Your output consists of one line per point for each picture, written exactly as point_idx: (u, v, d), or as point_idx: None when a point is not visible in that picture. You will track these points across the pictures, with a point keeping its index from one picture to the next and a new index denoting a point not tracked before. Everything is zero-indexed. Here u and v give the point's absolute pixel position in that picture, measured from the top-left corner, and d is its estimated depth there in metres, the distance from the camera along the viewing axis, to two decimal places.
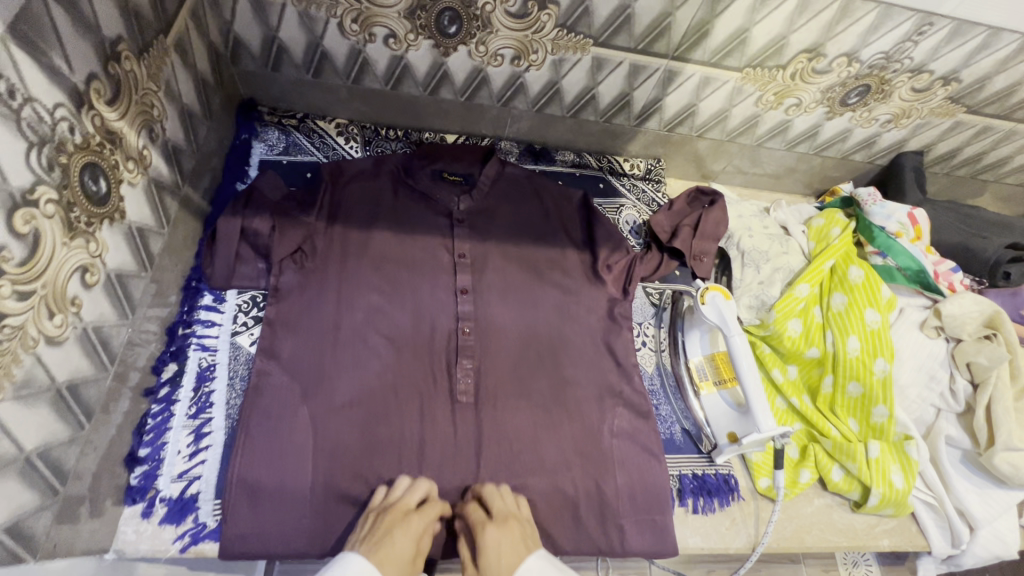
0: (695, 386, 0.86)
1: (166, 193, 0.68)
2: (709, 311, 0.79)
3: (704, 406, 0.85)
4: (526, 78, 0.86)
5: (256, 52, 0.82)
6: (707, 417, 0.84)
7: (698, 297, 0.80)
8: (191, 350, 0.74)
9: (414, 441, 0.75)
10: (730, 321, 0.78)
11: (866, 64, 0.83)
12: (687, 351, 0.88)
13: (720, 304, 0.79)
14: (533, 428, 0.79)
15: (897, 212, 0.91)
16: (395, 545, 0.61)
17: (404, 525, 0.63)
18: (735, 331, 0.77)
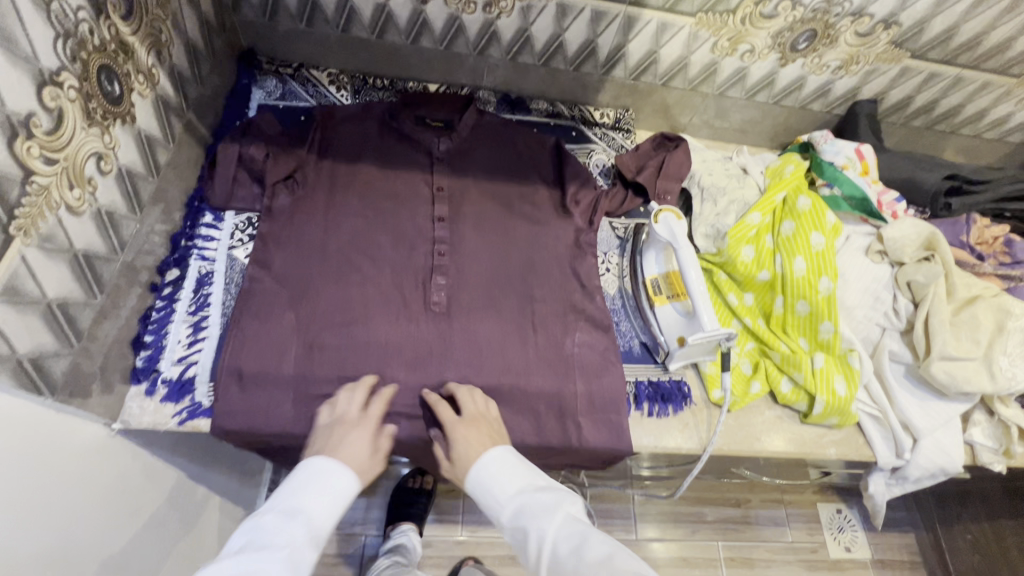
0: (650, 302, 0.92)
1: (172, 114, 0.77)
2: (660, 228, 0.87)
3: (659, 321, 0.91)
4: (498, 26, 0.95)
5: (255, 2, 0.92)
6: (661, 329, 0.90)
7: (652, 217, 0.88)
8: (192, 259, 0.82)
9: (390, 343, 0.82)
10: (679, 236, 0.85)
11: (808, 7, 0.91)
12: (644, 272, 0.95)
13: (670, 222, 0.86)
14: (499, 336, 0.86)
15: (846, 148, 0.98)
16: (349, 445, 0.70)
17: (348, 429, 0.72)
18: (684, 244, 0.85)
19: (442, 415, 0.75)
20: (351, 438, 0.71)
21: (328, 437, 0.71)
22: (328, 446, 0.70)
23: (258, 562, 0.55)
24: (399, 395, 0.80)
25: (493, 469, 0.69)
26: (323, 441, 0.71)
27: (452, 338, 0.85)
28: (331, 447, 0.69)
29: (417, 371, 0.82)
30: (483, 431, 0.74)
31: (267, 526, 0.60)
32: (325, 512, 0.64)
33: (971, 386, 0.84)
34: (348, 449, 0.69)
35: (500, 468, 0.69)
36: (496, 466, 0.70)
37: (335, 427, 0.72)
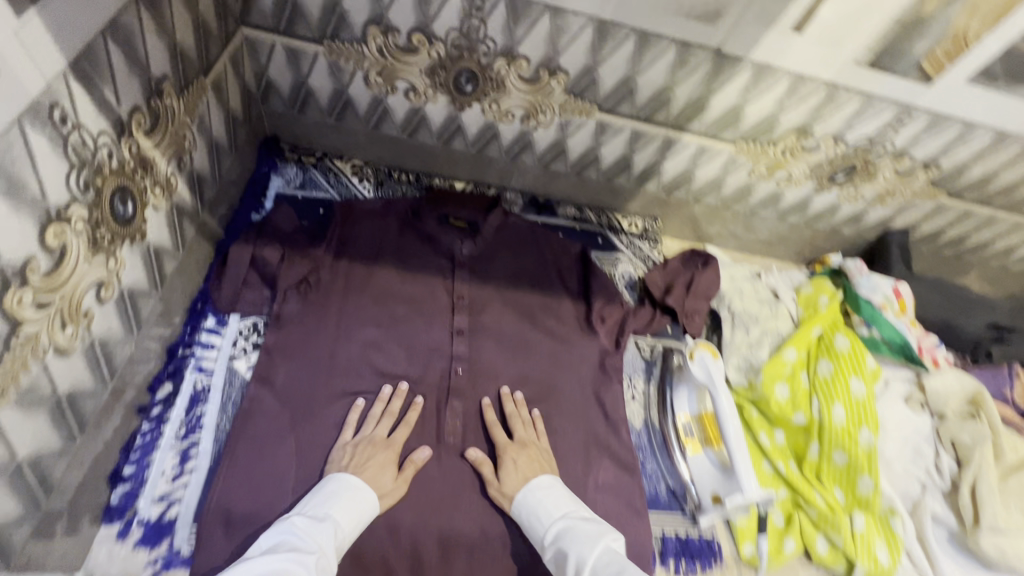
0: (681, 443, 0.87)
1: (185, 219, 0.71)
2: (697, 371, 0.82)
3: (691, 466, 0.86)
4: (534, 136, 0.92)
5: (285, 95, 0.88)
6: (693, 476, 0.85)
7: (687, 354, 0.83)
8: (188, 371, 0.75)
9: None
10: (717, 382, 0.81)
11: (851, 145, 0.89)
12: (676, 407, 0.90)
13: (708, 364, 0.82)
14: None
15: (883, 285, 0.94)
16: (373, 468, 0.71)
17: (373, 456, 0.72)
18: (722, 393, 0.81)
19: (495, 435, 0.79)
20: (378, 465, 0.71)
21: (355, 454, 0.72)
22: (355, 464, 0.71)
23: (288, 563, 0.56)
24: (403, 545, 0.72)
25: (541, 496, 0.72)
26: (350, 456, 0.72)
27: (466, 475, 0.77)
28: (360, 465, 0.71)
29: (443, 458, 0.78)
30: (529, 462, 0.76)
31: (300, 530, 0.61)
32: (353, 522, 0.65)
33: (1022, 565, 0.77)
34: (372, 475, 0.70)
35: (546, 500, 0.71)
36: (547, 496, 0.72)
37: (361, 444, 0.73)
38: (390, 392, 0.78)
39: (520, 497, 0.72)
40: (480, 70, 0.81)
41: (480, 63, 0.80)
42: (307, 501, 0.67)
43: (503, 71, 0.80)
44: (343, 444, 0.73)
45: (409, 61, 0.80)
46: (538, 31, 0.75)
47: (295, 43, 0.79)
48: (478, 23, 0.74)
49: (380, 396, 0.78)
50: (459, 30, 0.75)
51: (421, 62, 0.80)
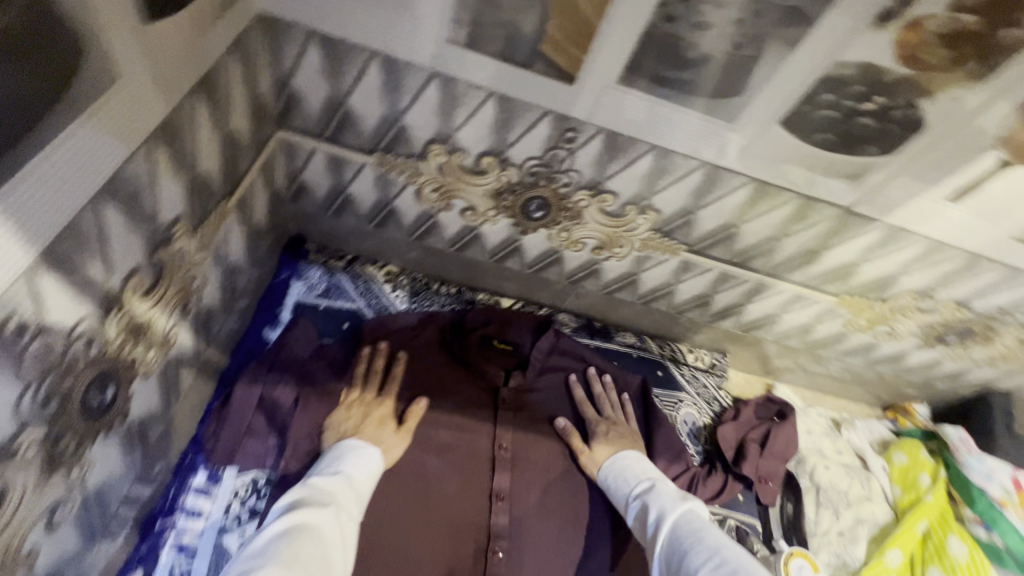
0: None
1: (184, 368, 0.57)
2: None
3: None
4: (604, 265, 0.79)
5: (319, 199, 0.75)
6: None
7: (780, 562, 0.69)
8: (165, 550, 0.60)
9: None
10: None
11: (976, 312, 0.76)
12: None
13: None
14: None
15: (999, 472, 0.80)
16: (368, 431, 0.67)
17: (375, 413, 0.69)
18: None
19: (586, 410, 0.81)
20: (377, 424, 0.68)
21: (352, 418, 0.68)
22: (352, 428, 0.67)
23: (311, 510, 0.50)
24: None
25: (627, 462, 0.73)
26: (348, 422, 0.68)
27: None
28: (359, 429, 0.66)
29: (447, 433, 0.76)
30: (613, 441, 0.78)
31: (316, 485, 0.55)
32: (366, 475, 0.60)
33: None
34: (377, 433, 0.67)
35: (637, 469, 0.72)
36: (638, 466, 0.73)
37: (359, 405, 0.70)
38: (369, 352, 0.75)
39: (609, 463, 0.74)
40: (555, 199, 0.68)
41: (557, 192, 0.67)
42: (312, 470, 0.61)
43: (583, 203, 0.67)
44: (335, 406, 0.69)
45: (473, 182, 0.67)
46: (635, 170, 0.62)
47: (341, 151, 0.66)
48: (565, 154, 0.61)
49: (359, 357, 0.74)
50: (540, 159, 0.62)
51: (487, 185, 0.67)
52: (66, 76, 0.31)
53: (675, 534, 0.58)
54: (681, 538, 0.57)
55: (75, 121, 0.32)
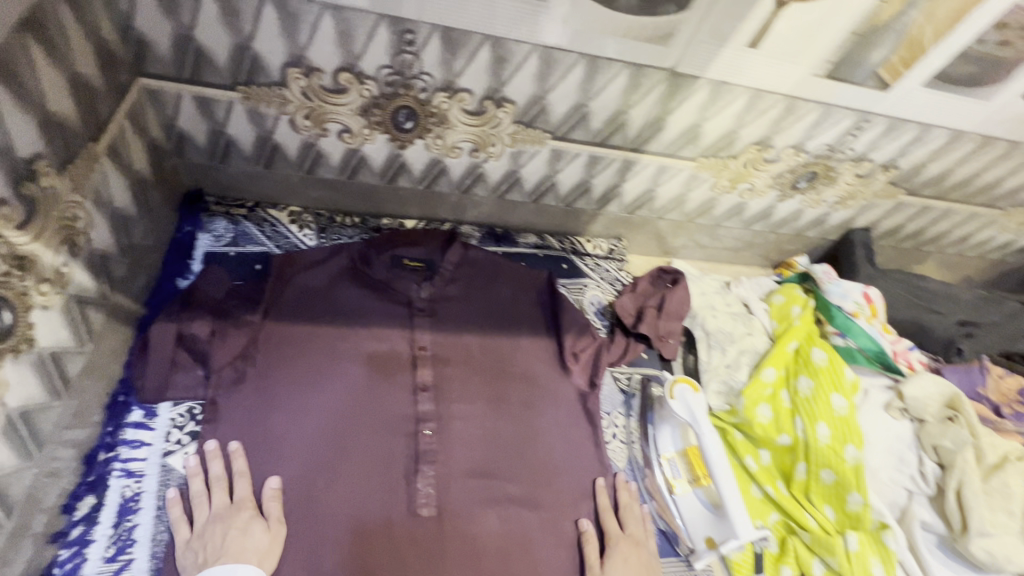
0: (670, 485, 0.85)
1: (89, 308, 0.62)
2: (678, 405, 0.81)
3: (680, 507, 0.84)
4: (486, 168, 0.85)
5: (202, 146, 0.78)
6: (681, 514, 0.83)
7: (667, 390, 0.82)
8: (113, 478, 0.66)
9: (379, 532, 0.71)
10: (698, 417, 0.79)
11: (812, 154, 0.87)
12: (659, 445, 0.88)
13: (687, 397, 0.81)
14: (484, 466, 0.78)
15: (853, 291, 0.94)
16: (241, 542, 0.64)
17: (235, 520, 0.65)
18: (703, 425, 0.78)
19: (607, 522, 0.78)
20: (240, 529, 0.65)
21: (214, 538, 0.64)
22: (219, 548, 0.63)
23: None
24: None
25: None
26: (208, 549, 0.64)
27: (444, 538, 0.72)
28: (220, 552, 0.63)
29: (321, 448, 0.73)
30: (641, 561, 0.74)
31: None
32: None
33: (1011, 565, 0.78)
34: (243, 546, 0.64)
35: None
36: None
37: (214, 522, 0.65)
38: (214, 452, 0.69)
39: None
40: (419, 106, 0.73)
41: (418, 99, 0.72)
42: None
43: (444, 105, 0.73)
44: (184, 542, 0.64)
45: (339, 102, 0.72)
46: (479, 63, 0.68)
47: (206, 91, 0.69)
48: (412, 57, 0.66)
49: (221, 453, 0.69)
50: (391, 67, 0.67)
51: (353, 102, 0.72)
52: None
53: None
54: None
55: None
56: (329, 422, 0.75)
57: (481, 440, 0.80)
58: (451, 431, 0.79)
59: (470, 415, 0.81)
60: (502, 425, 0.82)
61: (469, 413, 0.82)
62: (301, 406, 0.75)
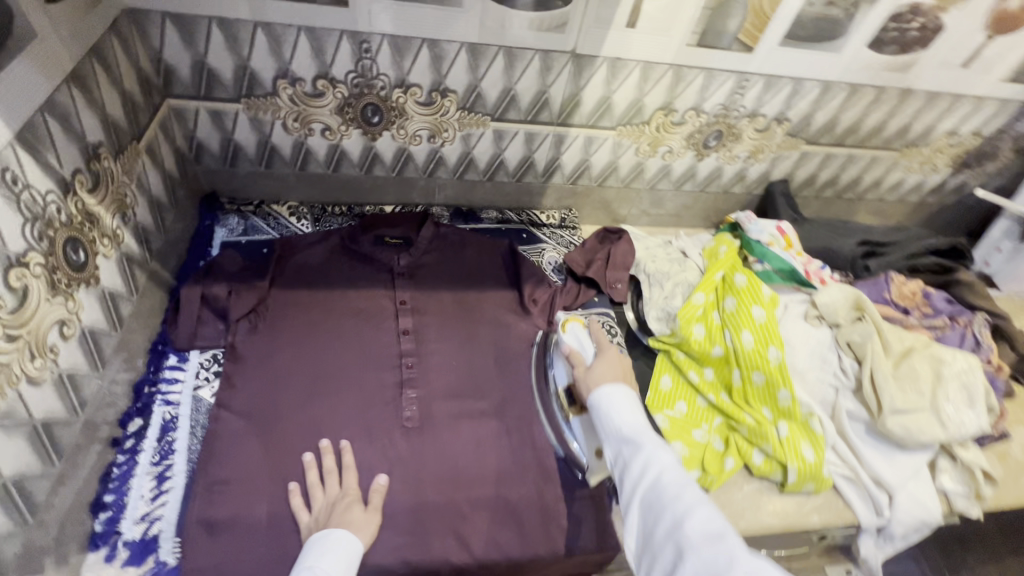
0: (565, 413, 0.88)
1: (136, 267, 0.80)
2: (570, 338, 0.93)
3: (576, 431, 0.87)
4: (443, 152, 1.05)
5: (216, 152, 0.98)
6: (575, 436, 0.87)
7: (561, 326, 0.94)
8: (156, 405, 0.82)
9: (409, 469, 0.83)
10: (585, 343, 0.91)
11: (711, 113, 1.05)
12: (556, 378, 0.92)
13: (577, 329, 0.93)
14: (482, 411, 0.91)
15: (768, 226, 1.09)
16: (347, 516, 0.74)
17: (341, 503, 0.76)
18: (590, 349, 0.89)
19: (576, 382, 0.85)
20: (345, 509, 0.75)
21: (320, 516, 0.74)
22: (323, 522, 0.73)
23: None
24: (390, 525, 0.79)
25: (608, 409, 0.77)
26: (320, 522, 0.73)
27: (427, 452, 0.85)
28: (332, 519, 0.74)
29: (338, 393, 0.88)
30: (622, 365, 0.84)
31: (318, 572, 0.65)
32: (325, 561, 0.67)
33: (925, 436, 0.89)
34: (348, 517, 0.74)
35: (623, 397, 0.78)
36: (617, 392, 0.78)
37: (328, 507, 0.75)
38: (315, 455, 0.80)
39: (609, 386, 0.79)
40: (381, 102, 0.94)
41: (380, 96, 0.93)
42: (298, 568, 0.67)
43: (401, 99, 0.93)
44: (305, 526, 0.74)
45: (319, 104, 0.92)
46: (422, 61, 0.88)
47: (218, 105, 0.90)
48: (370, 62, 0.87)
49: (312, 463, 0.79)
50: (356, 71, 0.88)
51: (330, 104, 0.92)
52: (34, 54, 0.57)
53: (650, 484, 0.68)
54: (651, 499, 0.67)
55: (44, 79, 0.59)
56: (338, 366, 0.91)
57: (456, 374, 0.94)
58: (427, 362, 0.95)
59: (448, 354, 0.96)
60: (473, 357, 0.97)
61: (446, 350, 0.97)
62: (325, 366, 0.91)
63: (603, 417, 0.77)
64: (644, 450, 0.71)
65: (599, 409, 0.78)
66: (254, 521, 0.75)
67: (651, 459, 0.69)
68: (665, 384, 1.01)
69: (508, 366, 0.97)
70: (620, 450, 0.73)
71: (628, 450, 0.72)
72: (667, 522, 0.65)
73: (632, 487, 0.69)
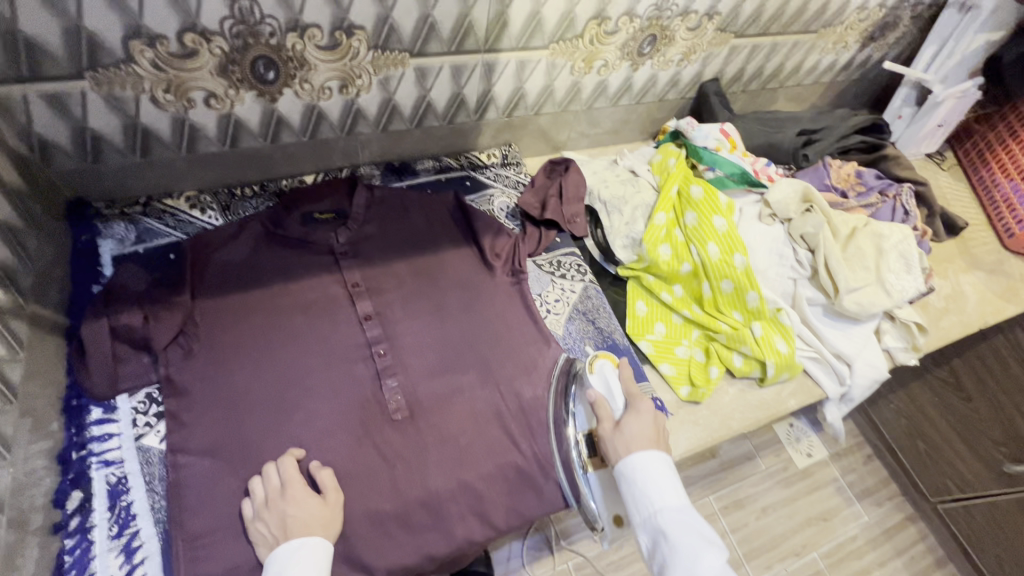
0: (583, 462, 0.84)
1: (9, 318, 0.63)
2: (597, 379, 0.91)
3: (594, 487, 0.84)
4: (361, 103, 0.89)
5: (69, 149, 0.77)
6: (592, 491, 0.84)
7: (588, 366, 0.93)
8: (93, 470, 0.69)
9: (397, 457, 0.78)
10: (613, 390, 0.89)
11: (644, 17, 0.97)
12: (577, 422, 0.88)
13: (607, 372, 0.92)
14: (471, 382, 0.86)
15: (712, 131, 1.07)
16: (310, 519, 0.67)
17: (300, 503, 0.67)
18: (619, 399, 0.88)
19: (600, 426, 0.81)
20: (304, 510, 0.67)
21: (274, 524, 0.67)
22: (284, 530, 0.66)
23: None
24: (370, 518, 0.74)
25: (643, 479, 0.74)
26: (277, 529, 0.66)
27: (424, 438, 0.80)
28: (286, 527, 0.66)
29: (309, 400, 0.78)
30: (655, 425, 0.80)
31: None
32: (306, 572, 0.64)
33: (875, 306, 0.97)
34: (307, 517, 0.67)
35: (654, 465, 0.75)
36: (651, 463, 0.75)
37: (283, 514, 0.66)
38: (276, 465, 0.71)
39: (642, 452, 0.76)
40: (274, 53, 0.76)
41: (271, 45, 0.75)
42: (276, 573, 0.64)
43: (299, 46, 0.77)
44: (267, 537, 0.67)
45: (194, 66, 0.73)
46: None
47: (53, 86, 0.69)
48: (249, 3, 0.69)
49: (274, 471, 0.70)
50: (234, 17, 0.70)
51: (208, 63, 0.74)
52: None
53: None
54: None
55: None
56: (301, 371, 0.80)
57: (434, 350, 0.88)
58: (400, 344, 0.87)
59: (421, 332, 0.88)
60: (448, 329, 0.90)
61: (419, 329, 0.89)
62: (290, 374, 0.79)
63: (637, 493, 0.74)
64: (684, 552, 0.66)
65: (628, 484, 0.75)
66: (248, 564, 0.68)
67: (693, 561, 0.65)
68: (640, 310, 1.01)
69: (489, 329, 0.91)
70: (657, 539, 0.70)
71: (664, 539, 0.69)
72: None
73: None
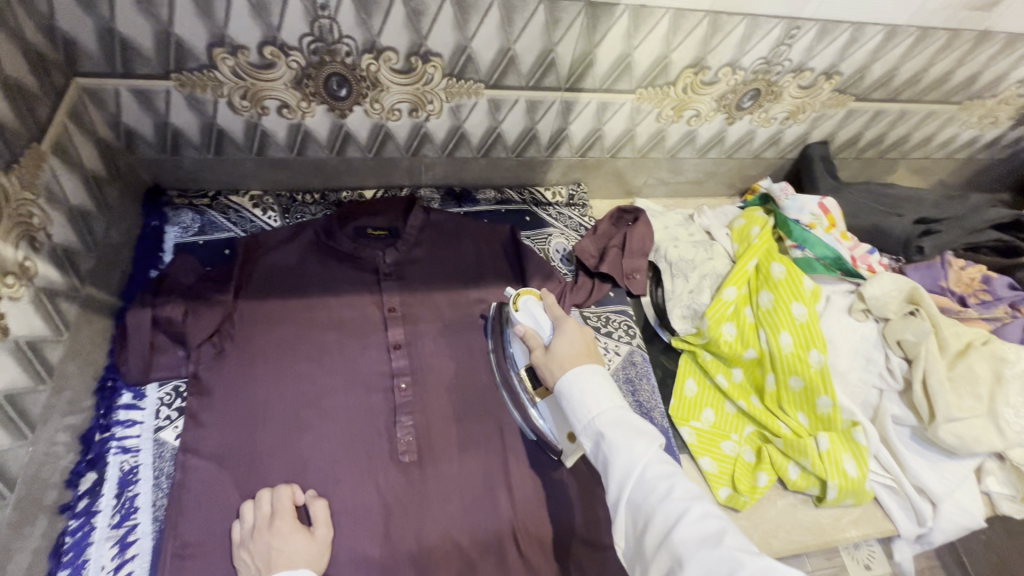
0: (530, 396, 0.78)
1: (62, 299, 0.67)
2: (524, 316, 0.76)
3: (544, 412, 0.78)
4: (428, 127, 0.87)
5: (152, 141, 0.81)
6: (545, 422, 0.78)
7: (512, 303, 0.78)
8: (111, 455, 0.72)
9: (397, 501, 0.74)
10: (540, 319, 0.74)
11: (750, 69, 0.87)
12: (516, 360, 0.81)
13: (531, 305, 0.77)
14: (487, 437, 0.81)
15: (809, 203, 0.96)
16: (293, 552, 0.64)
17: (286, 535, 0.65)
18: (547, 326, 0.73)
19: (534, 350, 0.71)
20: (287, 545, 0.64)
21: (256, 554, 0.64)
22: (265, 563, 0.63)
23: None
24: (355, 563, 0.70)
25: (577, 395, 0.61)
26: (258, 558, 0.63)
27: (428, 489, 0.76)
28: (269, 560, 0.63)
29: (323, 424, 0.77)
30: (586, 338, 0.68)
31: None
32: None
33: (980, 445, 0.80)
34: (291, 553, 0.64)
35: (592, 381, 0.62)
36: (586, 378, 0.62)
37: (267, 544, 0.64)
38: (273, 492, 0.69)
39: (576, 368, 0.64)
40: (349, 72, 0.75)
41: (346, 64, 0.74)
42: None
43: (373, 68, 0.75)
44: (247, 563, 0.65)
45: (271, 76, 0.74)
46: (395, 19, 0.70)
47: (141, 83, 0.72)
48: (329, 22, 0.69)
49: (270, 497, 0.68)
50: (312, 34, 0.70)
51: (284, 75, 0.74)
52: None
53: (639, 494, 0.53)
54: (643, 504, 0.53)
55: None
56: (321, 390, 0.79)
57: (455, 393, 0.83)
58: (424, 380, 0.83)
59: (448, 371, 0.84)
60: (476, 374, 0.85)
61: (445, 368, 0.84)
62: (310, 394, 0.78)
63: (573, 406, 0.61)
64: (621, 443, 0.55)
65: (568, 402, 0.62)
66: None
67: (630, 452, 0.54)
68: (690, 390, 0.91)
69: None
70: (597, 445, 0.58)
71: (607, 447, 0.56)
72: (653, 521, 0.51)
73: (614, 486, 0.55)
